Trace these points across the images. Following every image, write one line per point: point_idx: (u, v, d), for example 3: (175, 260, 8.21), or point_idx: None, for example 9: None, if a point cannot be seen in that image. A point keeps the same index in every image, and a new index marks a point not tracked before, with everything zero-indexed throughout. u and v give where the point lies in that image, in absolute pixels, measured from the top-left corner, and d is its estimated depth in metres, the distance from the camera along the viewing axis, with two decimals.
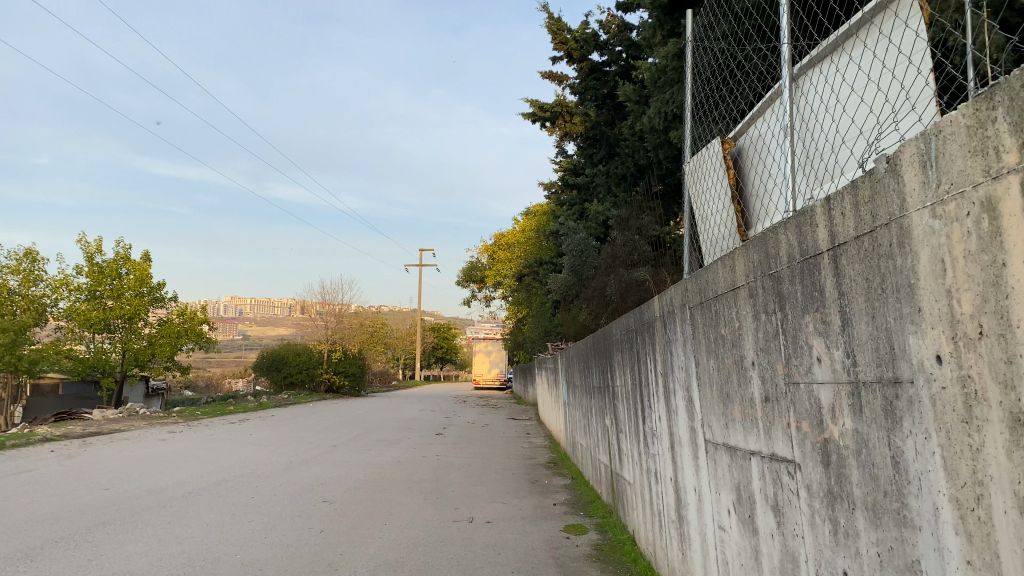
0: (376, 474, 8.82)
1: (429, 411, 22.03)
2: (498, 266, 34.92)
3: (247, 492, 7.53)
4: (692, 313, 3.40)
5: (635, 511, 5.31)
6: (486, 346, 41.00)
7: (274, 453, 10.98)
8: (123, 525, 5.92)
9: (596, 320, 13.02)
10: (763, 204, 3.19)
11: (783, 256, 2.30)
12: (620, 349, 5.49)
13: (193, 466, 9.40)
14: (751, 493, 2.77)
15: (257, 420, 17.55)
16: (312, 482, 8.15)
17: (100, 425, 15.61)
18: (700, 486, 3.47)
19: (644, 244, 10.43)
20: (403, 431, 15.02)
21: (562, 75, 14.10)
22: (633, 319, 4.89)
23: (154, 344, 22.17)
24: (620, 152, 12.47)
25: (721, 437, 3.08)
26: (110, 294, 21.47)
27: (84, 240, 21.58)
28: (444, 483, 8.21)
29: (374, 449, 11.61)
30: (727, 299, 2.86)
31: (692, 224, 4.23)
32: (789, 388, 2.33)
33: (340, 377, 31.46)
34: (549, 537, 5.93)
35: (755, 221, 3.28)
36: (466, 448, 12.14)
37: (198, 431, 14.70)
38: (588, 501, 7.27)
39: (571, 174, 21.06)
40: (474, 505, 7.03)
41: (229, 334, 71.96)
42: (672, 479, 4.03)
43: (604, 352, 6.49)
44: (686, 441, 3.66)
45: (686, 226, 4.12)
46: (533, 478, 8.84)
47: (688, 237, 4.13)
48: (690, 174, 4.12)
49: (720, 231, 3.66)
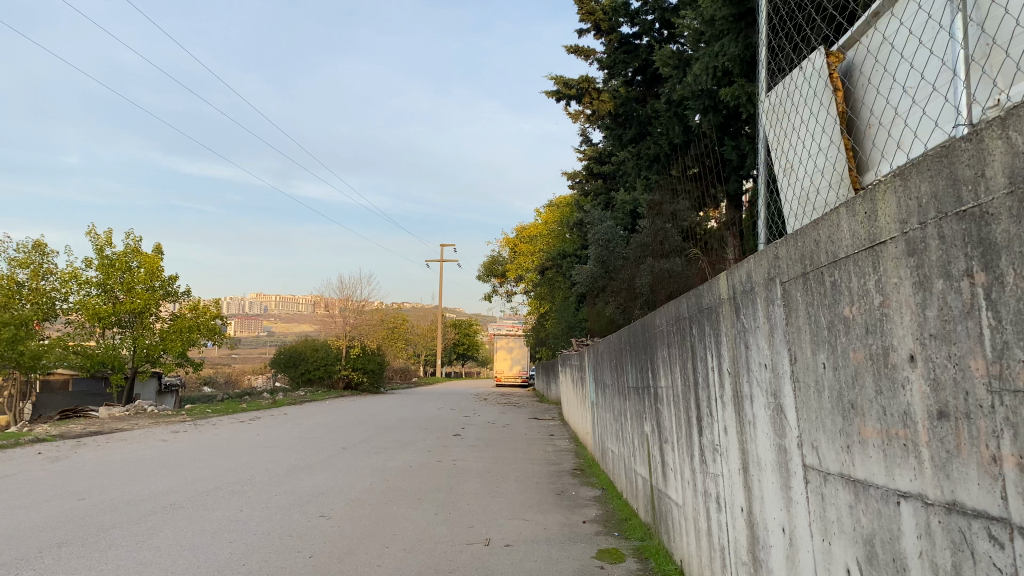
0: (384, 483, 7.94)
1: (448, 409, 21.18)
2: (519, 260, 33.96)
3: (235, 504, 6.67)
4: (785, 288, 2.48)
5: (685, 539, 4.39)
6: (507, 343, 40.19)
7: (277, 457, 10.18)
8: (81, 546, 5.09)
9: (624, 314, 12.11)
10: (890, 135, 2.27)
11: (997, 175, 1.37)
12: (666, 343, 4.59)
13: (186, 472, 8.59)
14: (899, 556, 1.81)
15: (269, 418, 16.81)
16: (311, 493, 7.28)
17: (103, 423, 14.87)
18: (794, 527, 2.56)
19: (676, 232, 9.46)
20: (419, 430, 14.17)
21: (591, 49, 13.06)
22: (685, 305, 3.99)
23: (165, 339, 21.53)
24: (654, 131, 11.50)
25: (837, 464, 2.14)
26: (120, 288, 20.85)
27: (94, 232, 20.92)
28: (459, 495, 7.31)
29: (386, 452, 10.73)
30: (857, 263, 1.93)
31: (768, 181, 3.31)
32: (1006, 398, 1.38)
33: (359, 373, 30.78)
34: (579, 567, 4.98)
35: (874, 159, 2.37)
36: (485, 451, 11.22)
37: (204, 430, 13.97)
38: (622, 519, 6.35)
39: (596, 162, 20.04)
40: (491, 522, 6.14)
41: (253, 331, 71.59)
42: (745, 510, 3.12)
43: (643, 346, 5.59)
44: (772, 466, 2.74)
45: (761, 184, 3.20)
46: (558, 488, 7.92)
47: (765, 198, 3.19)
48: (767, 118, 3.18)
49: (816, 180, 2.73)
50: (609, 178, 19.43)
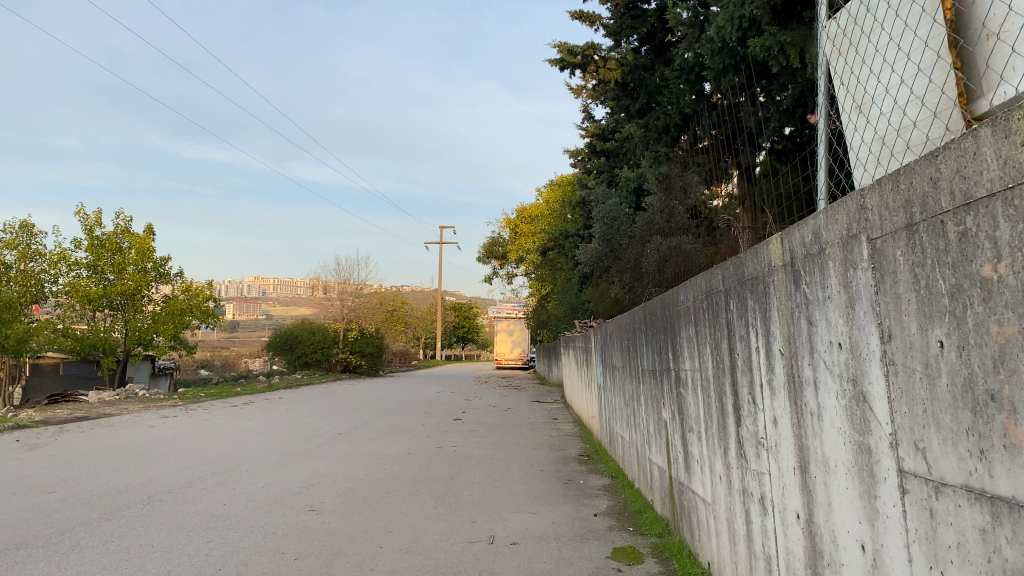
0: (380, 472, 7.45)
1: (448, 392, 20.69)
2: (520, 242, 33.38)
3: (217, 498, 6.18)
4: (874, 249, 1.96)
5: (715, 540, 3.90)
6: (508, 325, 39.73)
7: (268, 444, 9.69)
8: (39, 549, 4.58)
9: (631, 294, 11.57)
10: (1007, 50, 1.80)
11: None
12: (691, 322, 4.09)
13: (169, 461, 8.10)
14: None
15: (263, 402, 16.35)
16: (300, 484, 6.78)
17: (90, 408, 14.41)
18: (879, 547, 2.05)
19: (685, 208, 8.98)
20: (418, 415, 13.70)
21: (595, 15, 12.42)
22: (719, 278, 3.48)
23: (157, 322, 20.95)
24: (662, 102, 10.96)
25: (961, 474, 1.63)
26: (111, 269, 20.29)
27: (82, 212, 20.35)
28: (459, 485, 6.81)
29: (383, 439, 10.24)
30: (1008, 200, 1.41)
31: (828, 129, 2.78)
32: None
33: (356, 356, 30.32)
34: (594, 569, 4.46)
35: (986, 84, 1.90)
36: (486, 437, 10.74)
37: (195, 415, 13.50)
38: (636, 511, 5.87)
39: (599, 139, 19.44)
40: (495, 516, 5.65)
41: (253, 314, 71.16)
42: (802, 516, 2.62)
43: (662, 325, 5.08)
44: (847, 468, 2.22)
45: (819, 133, 2.69)
46: (565, 477, 7.43)
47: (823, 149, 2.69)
48: (831, 46, 2.74)
49: (897, 116, 2.24)
50: (613, 156, 18.85)
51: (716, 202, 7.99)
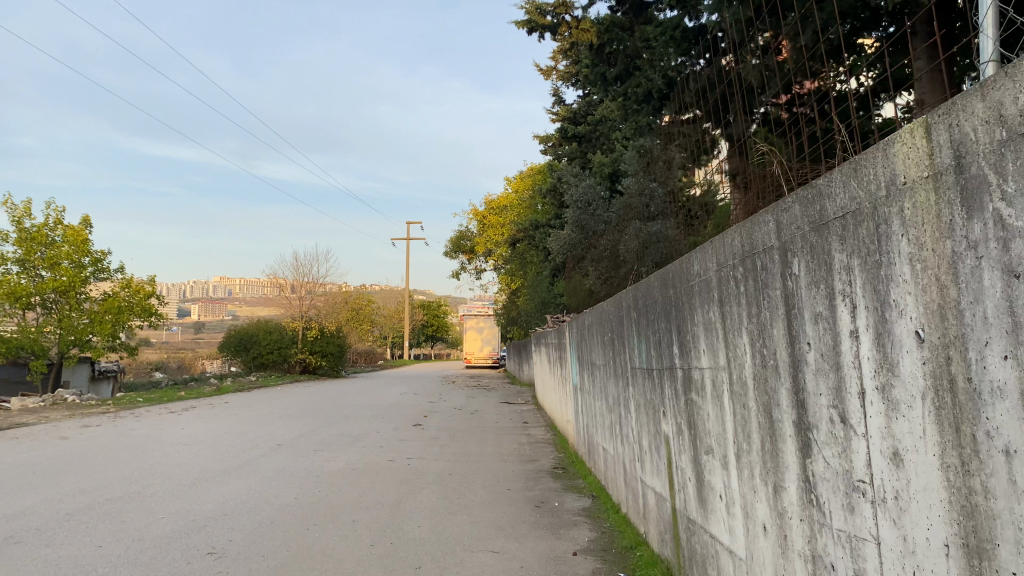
0: (314, 497, 6.15)
1: (410, 394, 19.31)
2: (489, 234, 32.15)
3: (95, 537, 4.87)
4: None
5: None
6: (477, 322, 38.40)
7: (189, 459, 8.29)
8: None
9: (607, 285, 10.40)
10: None
11: None
12: (712, 300, 2.93)
13: (58, 484, 6.70)
14: None
15: (206, 408, 14.85)
16: (210, 515, 5.47)
17: (4, 416, 12.82)
18: None
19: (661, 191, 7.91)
20: (374, 421, 12.35)
21: None
22: (769, 229, 2.29)
23: (93, 321, 19.24)
24: (641, 68, 9.72)
25: None
26: (41, 264, 18.56)
27: (10, 203, 18.61)
28: (408, 513, 5.55)
29: (327, 451, 8.93)
30: None
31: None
32: None
33: (317, 356, 28.70)
34: None
35: None
36: (446, 447, 9.44)
37: (121, 424, 12.01)
38: (626, 547, 4.67)
39: (571, 123, 18.25)
40: (446, 559, 4.41)
41: (217, 314, 68.80)
42: None
43: (661, 310, 3.90)
44: None
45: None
46: (537, 497, 6.21)
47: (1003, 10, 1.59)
48: None
49: None
50: (586, 140, 17.67)
51: (692, 187, 6.67)
